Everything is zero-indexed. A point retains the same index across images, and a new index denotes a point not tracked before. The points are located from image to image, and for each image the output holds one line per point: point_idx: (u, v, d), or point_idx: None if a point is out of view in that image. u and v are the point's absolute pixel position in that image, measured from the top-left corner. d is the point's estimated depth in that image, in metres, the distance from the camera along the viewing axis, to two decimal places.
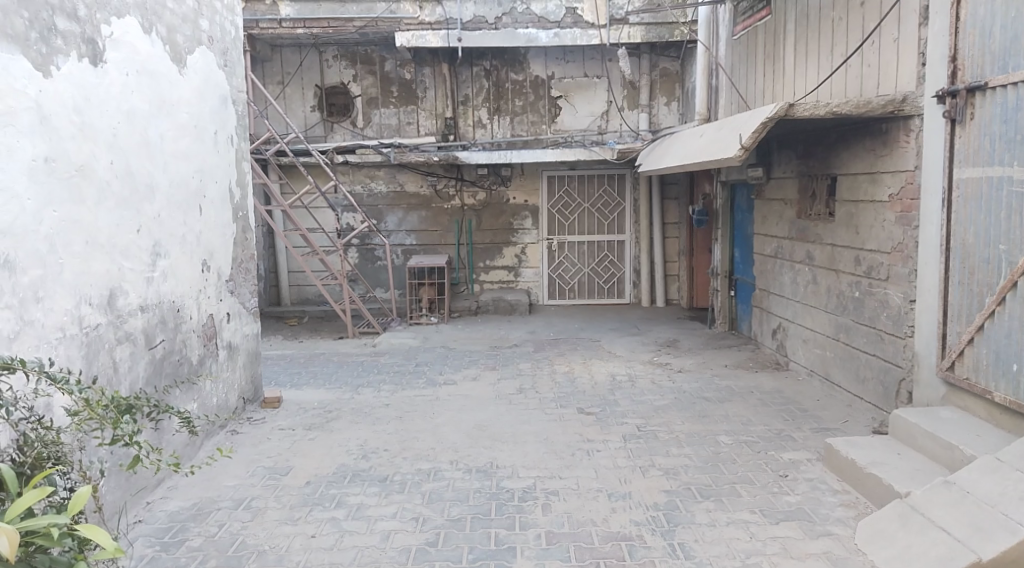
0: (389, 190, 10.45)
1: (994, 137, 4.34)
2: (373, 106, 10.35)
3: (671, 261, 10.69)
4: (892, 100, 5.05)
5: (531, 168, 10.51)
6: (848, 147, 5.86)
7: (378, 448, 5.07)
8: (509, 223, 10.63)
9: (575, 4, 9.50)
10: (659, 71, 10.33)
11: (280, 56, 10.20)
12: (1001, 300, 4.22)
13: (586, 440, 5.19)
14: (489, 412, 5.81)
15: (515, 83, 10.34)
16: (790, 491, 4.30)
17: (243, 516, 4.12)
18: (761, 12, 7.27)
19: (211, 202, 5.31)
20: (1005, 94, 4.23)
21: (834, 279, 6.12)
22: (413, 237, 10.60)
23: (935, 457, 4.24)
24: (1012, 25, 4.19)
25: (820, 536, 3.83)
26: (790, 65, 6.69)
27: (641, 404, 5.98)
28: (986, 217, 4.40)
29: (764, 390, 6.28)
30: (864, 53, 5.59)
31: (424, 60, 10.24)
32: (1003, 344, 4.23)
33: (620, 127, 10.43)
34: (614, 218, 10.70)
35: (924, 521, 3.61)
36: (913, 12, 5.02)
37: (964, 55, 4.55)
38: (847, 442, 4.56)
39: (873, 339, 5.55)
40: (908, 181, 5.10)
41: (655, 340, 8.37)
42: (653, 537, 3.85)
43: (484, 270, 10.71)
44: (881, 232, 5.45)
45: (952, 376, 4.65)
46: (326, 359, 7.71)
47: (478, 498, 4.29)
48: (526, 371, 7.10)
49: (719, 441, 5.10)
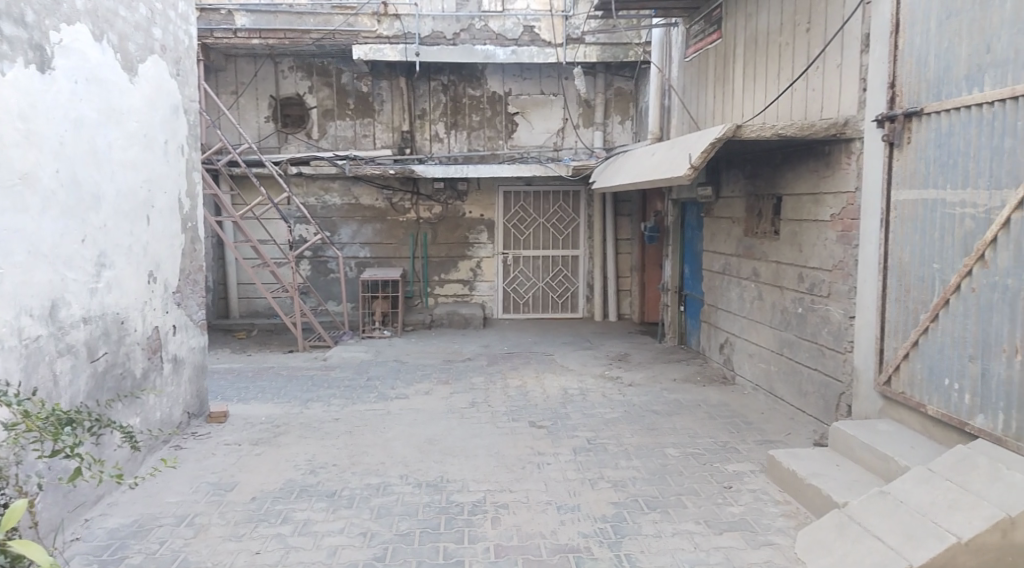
0: (343, 202, 10.38)
1: (928, 160, 4.52)
2: (329, 118, 10.30)
3: (623, 277, 10.86)
4: (835, 123, 5.25)
5: (487, 183, 10.58)
6: (793, 167, 6.05)
7: (327, 463, 5.02)
8: (464, 237, 10.65)
9: (532, 22, 9.67)
10: (613, 90, 10.52)
11: (235, 66, 10.12)
12: (935, 316, 4.40)
13: (537, 453, 5.23)
14: (440, 426, 5.80)
15: (472, 99, 10.40)
16: (733, 502, 4.40)
17: (185, 532, 4.04)
18: (712, 36, 7.46)
19: (160, 214, 5.22)
20: (939, 120, 4.42)
21: (779, 295, 6.29)
22: (367, 250, 10.52)
23: (872, 468, 4.37)
24: (945, 55, 4.39)
25: (761, 545, 3.92)
26: (739, 88, 6.88)
27: (592, 417, 6.04)
28: (921, 237, 4.57)
29: (711, 404, 6.41)
30: (809, 78, 5.79)
31: (381, 74, 10.25)
32: (936, 359, 4.40)
33: (576, 144, 10.57)
34: (569, 234, 10.83)
35: (859, 529, 3.72)
36: (855, 38, 5.22)
37: (902, 83, 4.75)
38: (789, 454, 4.68)
39: (814, 354, 5.72)
40: (849, 202, 5.29)
41: (607, 354, 8.46)
42: (600, 549, 3.89)
43: (439, 284, 10.70)
44: (823, 250, 5.63)
45: (889, 390, 4.80)
46: (275, 373, 7.61)
47: (427, 513, 4.29)
48: (479, 385, 7.09)
49: (668, 454, 5.18)
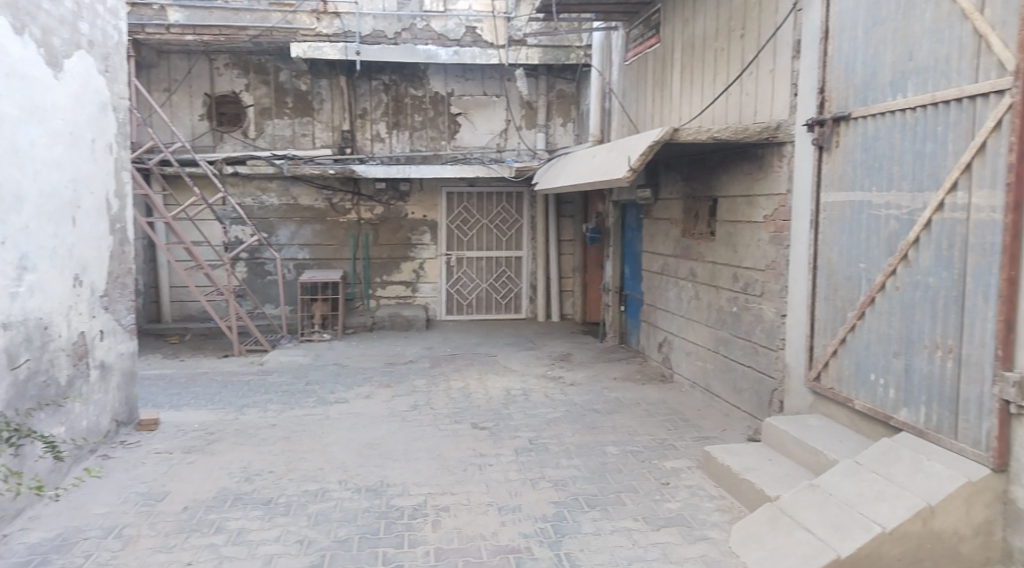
0: (281, 203, 10.18)
1: (855, 164, 4.68)
2: (266, 117, 10.08)
3: (566, 277, 10.95)
4: (767, 127, 5.40)
5: (429, 183, 10.53)
6: (727, 169, 6.19)
7: (263, 470, 4.92)
8: (406, 238, 10.57)
9: (474, 23, 9.67)
10: (555, 92, 10.59)
11: (167, 62, 9.83)
12: (862, 314, 4.57)
13: (478, 455, 5.22)
14: (380, 430, 5.75)
15: (414, 99, 10.33)
16: (671, 498, 4.48)
17: (113, 545, 3.90)
18: (651, 40, 7.58)
19: (86, 215, 5.03)
20: (865, 125, 4.58)
21: (715, 294, 6.42)
22: (306, 252, 10.33)
23: (802, 462, 4.50)
24: (870, 63, 4.55)
25: (697, 540, 4.00)
26: (677, 92, 7.01)
27: (534, 417, 6.07)
28: (848, 238, 4.73)
29: (650, 402, 6.51)
30: (743, 83, 5.93)
31: (320, 72, 10.10)
32: (862, 355, 4.56)
33: (518, 145, 10.60)
34: (512, 234, 10.86)
35: (790, 522, 3.82)
36: (787, 45, 5.37)
37: (830, 88, 4.91)
38: (724, 450, 4.79)
39: (748, 352, 5.86)
40: (781, 204, 5.44)
41: (550, 355, 8.50)
42: (540, 548, 3.91)
43: (381, 285, 10.58)
44: (756, 251, 5.77)
45: (818, 386, 4.95)
46: (210, 378, 7.42)
47: (366, 518, 4.23)
48: (421, 387, 7.05)
49: (608, 452, 5.24)
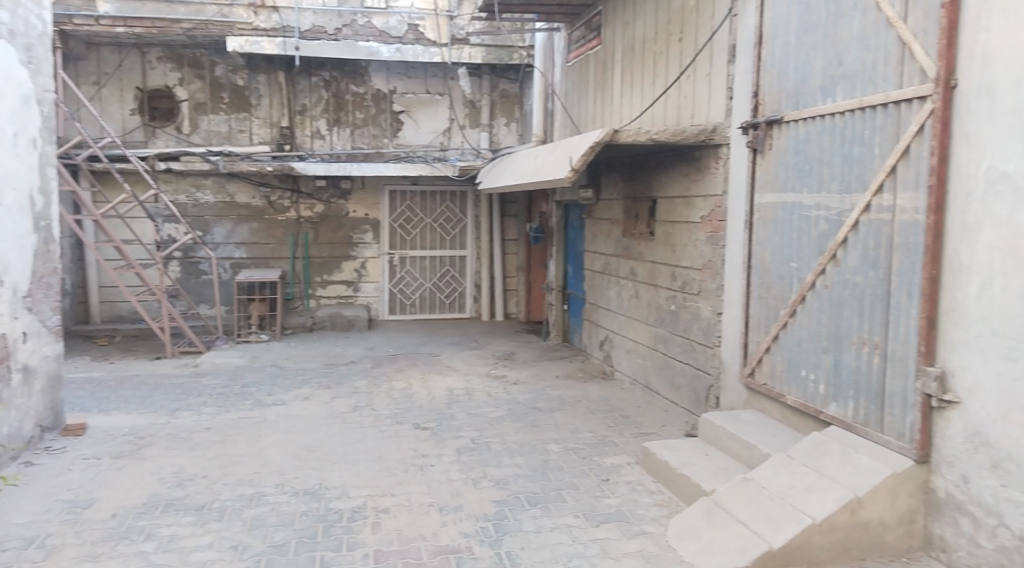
0: (217, 200, 9.92)
1: (787, 166, 4.81)
2: (201, 112, 9.81)
3: (510, 276, 10.98)
4: (704, 129, 5.51)
5: (371, 182, 10.42)
6: (666, 170, 6.29)
7: (196, 475, 4.79)
8: (347, 237, 10.43)
9: (416, 21, 9.61)
10: (499, 92, 10.59)
11: (97, 55, 9.49)
12: (793, 312, 4.71)
13: (420, 455, 5.19)
14: (319, 432, 5.66)
15: (355, 96, 10.20)
16: (610, 494, 4.53)
17: (35, 556, 3.75)
18: (592, 41, 7.65)
19: (8, 212, 4.82)
20: (797, 128, 4.72)
21: (654, 293, 6.52)
22: (243, 251, 10.09)
23: (737, 456, 4.61)
24: (802, 68, 4.68)
25: (635, 535, 4.06)
26: (618, 93, 7.10)
27: (476, 417, 6.07)
28: (781, 238, 4.86)
29: (591, 399, 6.58)
30: (681, 85, 6.04)
31: (258, 67, 9.90)
32: (794, 352, 4.70)
33: (462, 144, 10.56)
34: (456, 234, 10.82)
35: (725, 515, 3.91)
36: (723, 49, 5.49)
37: (764, 92, 5.04)
38: (662, 445, 4.87)
39: (686, 349, 5.96)
40: (717, 205, 5.56)
41: (493, 354, 8.50)
42: (481, 548, 3.91)
43: (321, 285, 10.41)
44: (693, 250, 5.88)
45: (753, 381, 5.08)
46: (141, 381, 7.19)
47: (303, 522, 4.16)
48: (362, 388, 6.97)
49: (549, 450, 5.27)
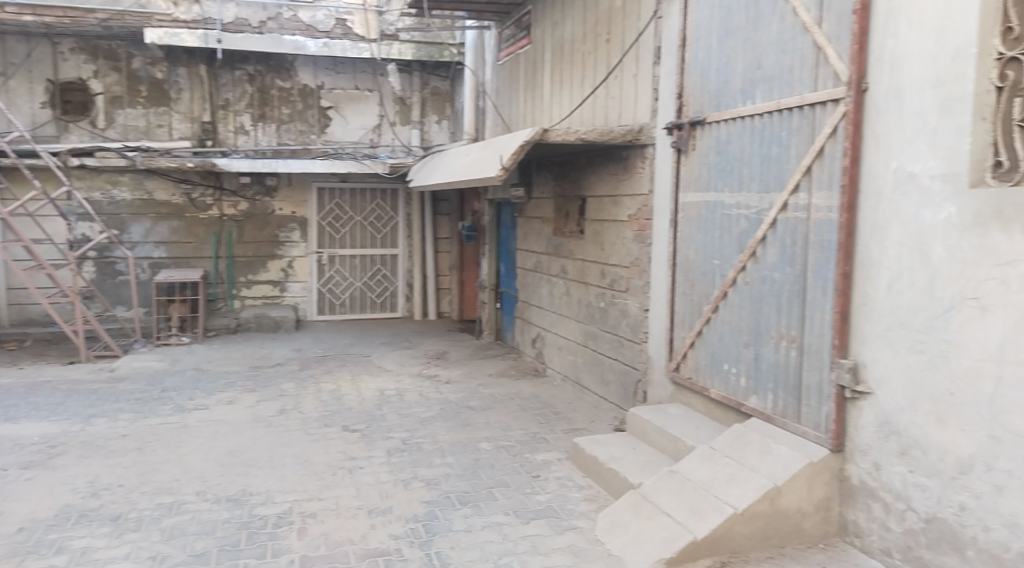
0: (135, 198, 9.52)
1: (710, 166, 4.93)
2: (118, 106, 9.42)
3: (442, 275, 10.96)
4: (630, 130, 5.60)
5: (298, 179, 10.20)
6: (595, 170, 6.37)
7: (112, 484, 4.60)
8: (273, 235, 10.19)
9: (344, 15, 9.47)
10: (430, 89, 10.55)
11: (3, 44, 9.00)
12: (716, 308, 4.84)
13: (348, 458, 5.11)
14: (244, 437, 5.51)
15: (281, 90, 9.98)
16: (541, 491, 4.56)
17: None
18: (522, 40, 7.68)
19: None
20: (718, 130, 4.84)
21: (584, 291, 6.60)
22: (162, 250, 9.72)
23: (663, 450, 4.70)
24: (724, 70, 4.80)
25: (565, 530, 4.10)
26: (548, 92, 7.14)
27: (407, 417, 6.02)
28: (703, 235, 4.99)
29: (523, 397, 6.61)
30: (609, 85, 6.12)
31: (178, 60, 9.57)
32: (716, 346, 4.83)
33: (392, 141, 10.44)
34: (387, 232, 10.71)
35: (651, 507, 3.99)
36: (649, 50, 5.59)
37: (688, 94, 5.15)
38: (591, 441, 4.94)
39: (615, 345, 6.05)
40: (643, 204, 5.65)
41: (425, 354, 8.44)
42: (410, 549, 3.88)
43: (246, 285, 10.13)
44: (621, 248, 5.97)
45: (678, 376, 5.20)
46: (52, 387, 6.86)
47: (226, 529, 4.05)
48: (289, 391, 6.82)
49: (480, 448, 5.27)
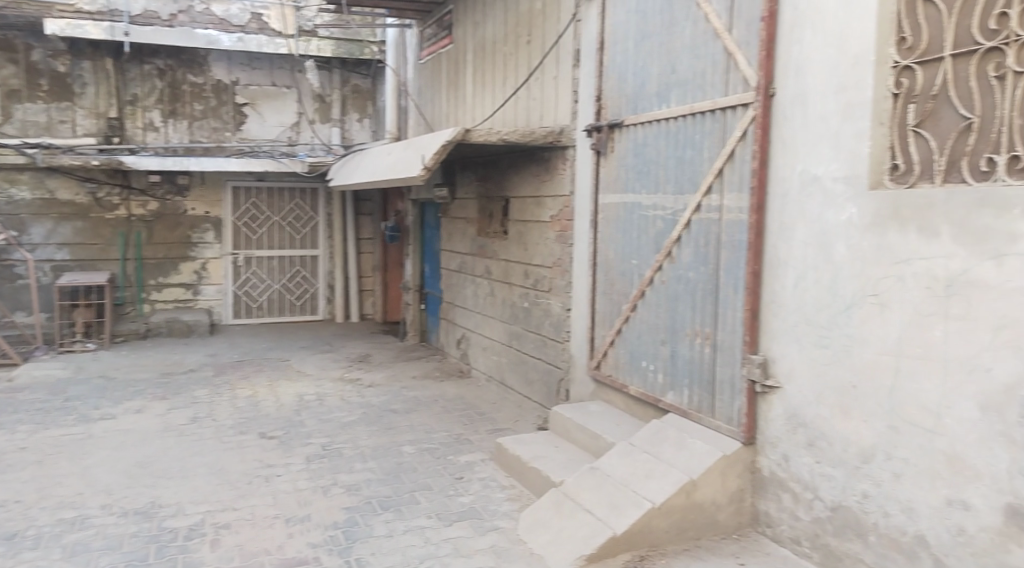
0: (35, 197, 9.01)
1: (628, 167, 5.02)
2: (15, 100, 8.89)
3: (365, 276, 10.83)
4: (551, 131, 5.65)
5: (213, 178, 9.87)
6: (517, 170, 6.39)
7: (7, 501, 4.34)
8: (185, 236, 9.82)
9: (260, 10, 9.23)
10: (350, 87, 10.39)
11: None
12: (634, 306, 4.93)
13: (266, 465, 4.97)
14: (154, 447, 5.30)
15: (194, 86, 9.63)
16: (464, 492, 4.55)
17: None
18: (444, 39, 7.64)
19: None
20: (636, 132, 4.93)
21: (507, 291, 6.62)
22: (66, 252, 9.23)
23: (584, 447, 4.76)
24: (640, 73, 4.89)
25: (487, 531, 4.10)
26: (469, 92, 7.13)
27: (328, 421, 5.91)
28: (622, 236, 5.07)
29: (448, 398, 6.59)
30: (529, 87, 6.16)
31: (82, 52, 9.11)
32: (635, 344, 4.92)
33: (311, 140, 10.22)
34: (307, 233, 10.49)
35: (573, 505, 4.04)
36: (568, 52, 5.65)
37: (606, 97, 5.22)
38: (515, 440, 4.96)
39: (539, 344, 6.09)
40: (565, 205, 5.71)
41: (347, 357, 8.31)
42: (329, 557, 3.80)
43: (156, 288, 9.73)
44: (543, 249, 6.02)
45: (599, 374, 5.27)
46: None
47: (133, 543, 3.88)
48: (203, 398, 6.59)
49: (403, 452, 5.22)
